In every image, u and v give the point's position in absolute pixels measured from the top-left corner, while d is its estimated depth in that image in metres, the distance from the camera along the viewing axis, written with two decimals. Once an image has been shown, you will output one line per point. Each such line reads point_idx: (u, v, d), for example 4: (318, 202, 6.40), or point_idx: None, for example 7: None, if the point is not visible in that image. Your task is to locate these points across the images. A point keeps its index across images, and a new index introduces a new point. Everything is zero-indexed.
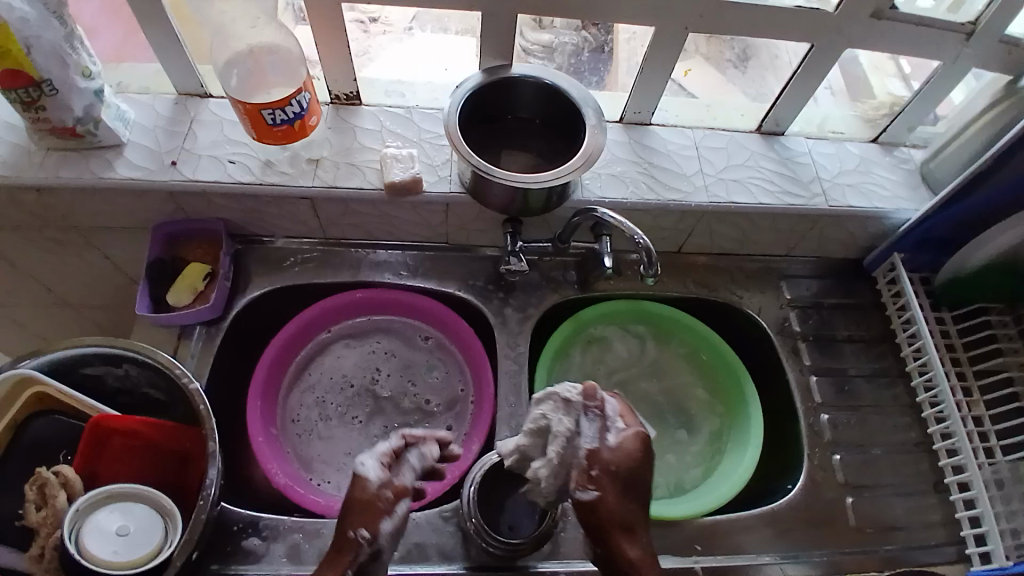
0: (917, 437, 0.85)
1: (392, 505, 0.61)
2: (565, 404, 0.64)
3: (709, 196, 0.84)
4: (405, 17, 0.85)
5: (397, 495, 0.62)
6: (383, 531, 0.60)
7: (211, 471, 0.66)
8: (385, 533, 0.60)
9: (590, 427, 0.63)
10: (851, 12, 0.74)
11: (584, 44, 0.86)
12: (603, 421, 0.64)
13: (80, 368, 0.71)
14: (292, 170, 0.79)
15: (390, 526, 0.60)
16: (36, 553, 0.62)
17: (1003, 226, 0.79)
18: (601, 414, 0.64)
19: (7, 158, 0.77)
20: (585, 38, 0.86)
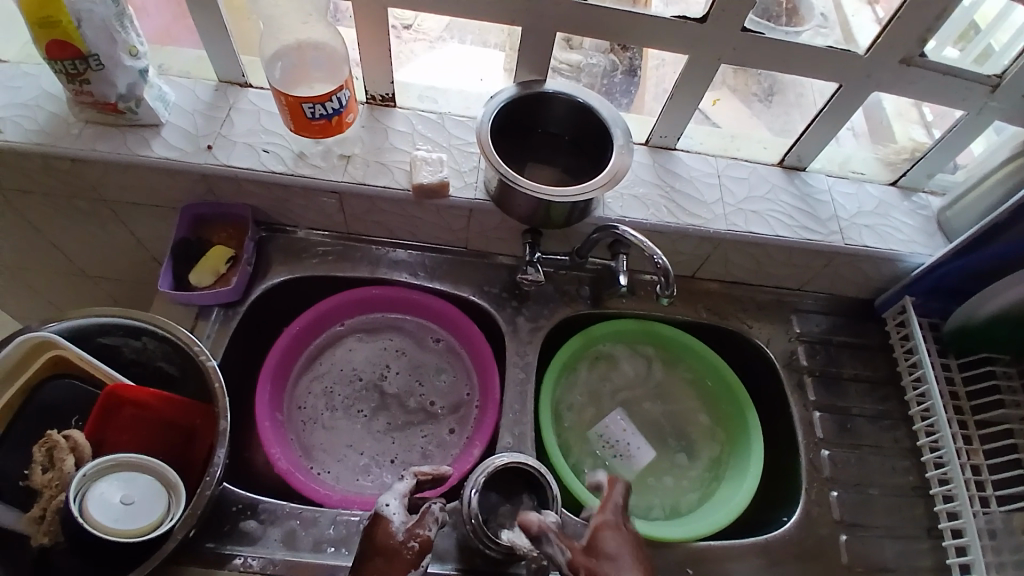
0: (916, 481, 0.85)
1: (419, 557, 0.63)
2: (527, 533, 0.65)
3: (727, 224, 0.85)
4: (439, 25, 0.86)
5: (422, 547, 0.64)
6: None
7: (219, 449, 0.67)
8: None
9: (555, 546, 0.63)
10: (880, 55, 0.76)
11: (612, 67, 0.88)
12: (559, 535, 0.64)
13: (99, 337, 0.73)
14: (323, 164, 0.81)
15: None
16: (37, 515, 0.64)
17: (1012, 278, 0.80)
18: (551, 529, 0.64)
19: (48, 127, 0.80)
20: (614, 61, 0.87)
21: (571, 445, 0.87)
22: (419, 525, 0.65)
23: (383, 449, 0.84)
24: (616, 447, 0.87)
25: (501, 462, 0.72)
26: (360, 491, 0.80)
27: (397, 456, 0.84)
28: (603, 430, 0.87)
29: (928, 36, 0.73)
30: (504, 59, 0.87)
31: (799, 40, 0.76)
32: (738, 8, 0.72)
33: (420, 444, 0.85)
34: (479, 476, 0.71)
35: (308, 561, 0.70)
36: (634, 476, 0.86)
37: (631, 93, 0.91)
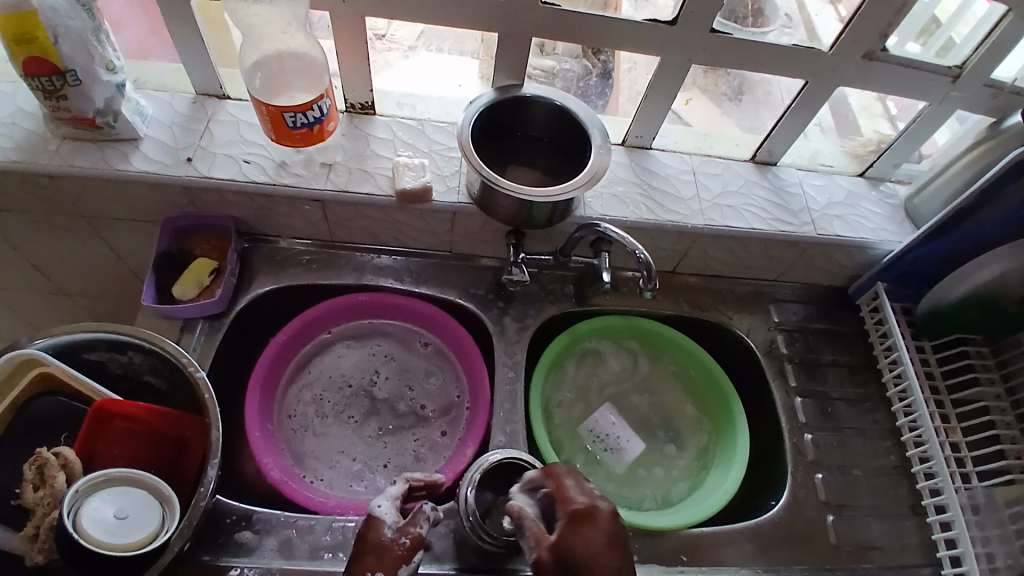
0: (896, 461, 0.88)
1: (410, 553, 0.63)
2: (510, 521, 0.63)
3: (704, 219, 0.87)
4: (412, 34, 0.90)
5: (413, 544, 0.64)
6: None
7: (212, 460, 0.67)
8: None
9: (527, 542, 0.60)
10: (844, 52, 0.79)
11: (586, 72, 0.91)
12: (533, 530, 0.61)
13: (84, 353, 0.72)
14: (306, 172, 0.82)
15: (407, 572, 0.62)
16: (30, 533, 0.63)
17: (982, 261, 0.83)
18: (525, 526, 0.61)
19: (24, 144, 0.79)
20: (587, 67, 0.91)
21: (563, 441, 0.88)
22: (411, 523, 0.65)
23: (376, 454, 0.84)
24: (607, 441, 0.87)
25: (494, 459, 0.73)
26: (354, 496, 0.80)
27: (390, 460, 0.84)
28: (593, 425, 0.88)
29: (889, 32, 0.76)
30: (478, 67, 0.92)
31: (763, 38, 0.79)
32: (708, 9, 0.74)
33: (412, 448, 0.85)
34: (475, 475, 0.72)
35: (305, 569, 0.70)
36: (626, 468, 0.87)
37: (601, 95, 0.93)
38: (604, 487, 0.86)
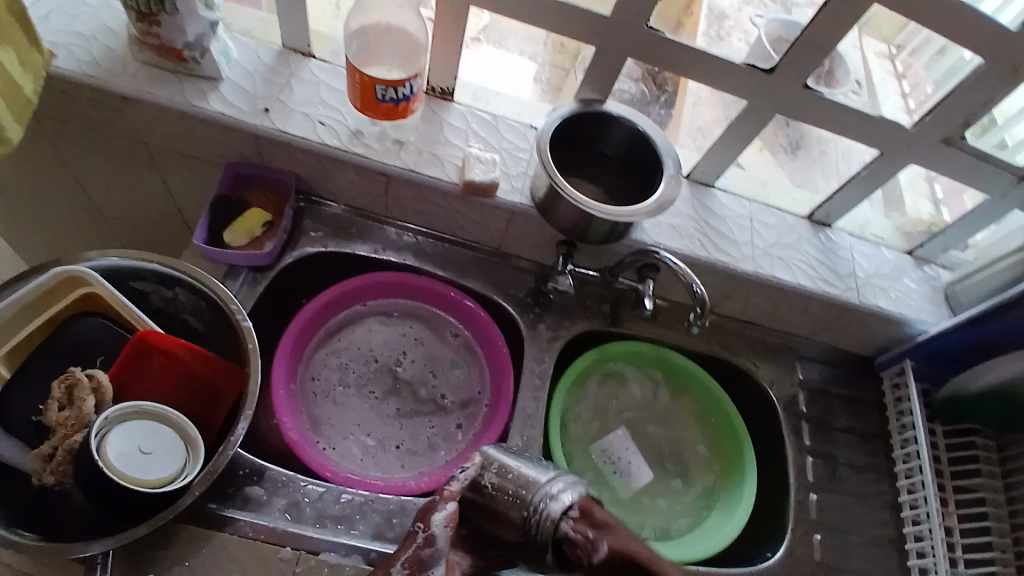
0: (893, 536, 0.89)
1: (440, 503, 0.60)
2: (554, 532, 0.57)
3: (754, 265, 0.88)
4: (476, 25, 0.88)
5: (444, 495, 0.61)
6: (433, 520, 0.59)
7: (240, 424, 0.65)
8: (438, 521, 0.59)
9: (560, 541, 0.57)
10: (923, 132, 0.80)
11: (643, 98, 0.91)
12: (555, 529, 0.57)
13: (132, 281, 0.72)
14: (377, 146, 0.82)
15: (441, 516, 0.59)
16: (45, 453, 0.63)
17: (999, 360, 0.85)
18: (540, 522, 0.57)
19: (103, 62, 0.79)
20: (642, 91, 0.91)
21: (574, 455, 0.89)
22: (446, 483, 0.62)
23: (390, 434, 0.85)
24: (617, 464, 0.89)
25: (572, 496, 0.58)
26: (364, 471, 0.80)
27: (404, 442, 0.84)
28: (606, 445, 0.90)
29: (971, 122, 0.78)
30: (537, 70, 0.92)
31: (832, 98, 0.80)
32: (804, 64, 0.76)
33: (427, 435, 0.86)
34: (545, 499, 0.58)
35: (309, 534, 0.70)
36: (630, 494, 0.88)
37: (667, 122, 0.92)
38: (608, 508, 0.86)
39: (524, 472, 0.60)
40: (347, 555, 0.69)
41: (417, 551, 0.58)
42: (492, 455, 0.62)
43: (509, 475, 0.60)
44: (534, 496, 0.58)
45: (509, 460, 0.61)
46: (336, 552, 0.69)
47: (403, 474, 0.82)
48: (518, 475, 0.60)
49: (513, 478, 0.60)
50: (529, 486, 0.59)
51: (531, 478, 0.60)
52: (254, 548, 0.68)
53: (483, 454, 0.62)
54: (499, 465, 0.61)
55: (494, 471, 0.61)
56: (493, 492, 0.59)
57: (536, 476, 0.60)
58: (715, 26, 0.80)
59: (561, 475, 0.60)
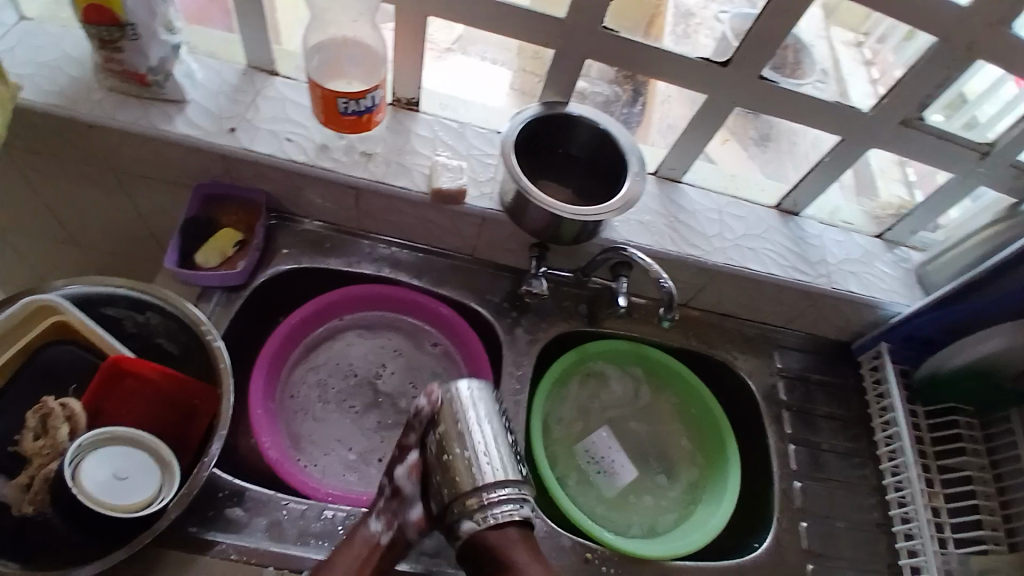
0: (879, 518, 0.89)
1: (403, 455, 0.68)
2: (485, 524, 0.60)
3: (725, 257, 0.89)
4: (450, 36, 0.89)
5: (404, 448, 0.68)
6: (397, 474, 0.67)
7: (213, 446, 0.65)
8: (400, 475, 0.67)
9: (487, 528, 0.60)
10: (881, 115, 0.82)
11: (615, 98, 0.92)
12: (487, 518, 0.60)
13: (103, 307, 0.72)
14: (345, 159, 0.83)
15: (404, 470, 0.67)
16: (23, 483, 0.63)
17: (981, 336, 0.84)
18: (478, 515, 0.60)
19: (65, 90, 0.79)
20: (617, 94, 0.91)
21: (558, 457, 0.89)
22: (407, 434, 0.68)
23: (372, 446, 0.85)
24: (600, 464, 0.89)
25: (501, 518, 0.59)
26: (348, 486, 0.80)
27: (386, 454, 0.84)
28: (589, 445, 0.90)
29: (928, 102, 0.80)
30: (510, 78, 0.92)
31: (801, 89, 0.81)
32: (761, 55, 0.77)
33: None
34: (479, 503, 0.60)
35: (292, 554, 0.69)
36: (617, 493, 0.88)
37: (639, 124, 0.94)
38: (595, 509, 0.86)
39: (475, 462, 0.61)
40: None
41: (386, 497, 0.68)
42: (460, 400, 0.65)
43: (462, 450, 0.62)
44: (473, 495, 0.60)
45: (469, 430, 0.63)
46: None
47: None
48: (467, 465, 0.61)
49: (463, 458, 0.62)
50: (474, 478, 0.61)
51: (480, 471, 0.61)
52: (235, 569, 0.68)
53: (450, 401, 0.65)
54: (454, 434, 0.63)
55: (449, 431, 0.64)
56: (441, 458, 0.63)
57: (486, 471, 0.61)
58: (681, 24, 0.80)
59: (507, 490, 0.61)
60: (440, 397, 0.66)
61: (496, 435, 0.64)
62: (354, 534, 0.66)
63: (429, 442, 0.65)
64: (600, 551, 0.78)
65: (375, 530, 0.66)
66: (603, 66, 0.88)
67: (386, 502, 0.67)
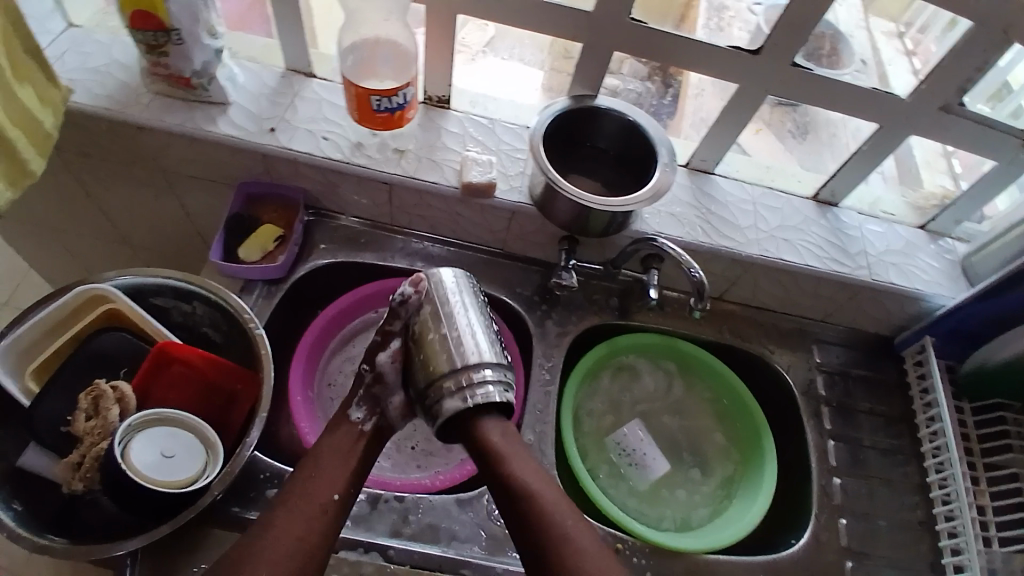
0: (922, 516, 0.86)
1: (384, 343, 0.68)
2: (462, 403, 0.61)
3: (759, 249, 0.88)
4: (482, 40, 0.93)
5: (385, 337, 0.69)
6: (378, 361, 0.68)
7: (252, 431, 0.68)
8: (382, 362, 0.68)
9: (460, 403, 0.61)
10: (918, 100, 0.79)
11: (645, 92, 0.92)
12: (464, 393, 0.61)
13: (152, 298, 0.77)
14: (378, 156, 0.85)
15: (386, 356, 0.68)
16: (74, 462, 0.67)
17: (1010, 335, 0.83)
18: (457, 391, 0.61)
19: (117, 95, 0.83)
20: (649, 89, 0.92)
21: (589, 449, 0.89)
22: (388, 323, 0.69)
23: (405, 435, 0.86)
24: (633, 456, 0.88)
25: (480, 398, 0.61)
26: (382, 472, 0.82)
27: (418, 443, 0.86)
28: (621, 438, 0.89)
29: (967, 87, 0.77)
30: (541, 79, 0.94)
31: (839, 78, 0.80)
32: (794, 42, 0.76)
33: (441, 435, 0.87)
34: (456, 384, 0.61)
35: None
36: (648, 486, 0.88)
37: (671, 115, 0.94)
38: (626, 501, 0.86)
39: (457, 344, 0.63)
40: (365, 552, 0.71)
41: (364, 387, 0.68)
42: (445, 286, 0.67)
43: (443, 333, 0.64)
44: (449, 375, 0.62)
45: (451, 315, 0.65)
46: (357, 550, 0.71)
47: (418, 474, 0.83)
48: (446, 348, 0.63)
49: (444, 342, 0.63)
50: (453, 359, 0.62)
51: (460, 354, 0.62)
52: None
53: (437, 289, 0.67)
54: (436, 320, 0.65)
55: (430, 315, 0.65)
56: (420, 342, 0.65)
57: (466, 354, 0.62)
58: (714, 18, 0.81)
59: (487, 372, 0.62)
60: (422, 284, 0.68)
61: (479, 321, 0.65)
62: (336, 426, 0.67)
63: (410, 328, 0.67)
64: (629, 542, 0.78)
65: (357, 420, 0.67)
66: (634, 62, 0.90)
67: (366, 390, 0.68)
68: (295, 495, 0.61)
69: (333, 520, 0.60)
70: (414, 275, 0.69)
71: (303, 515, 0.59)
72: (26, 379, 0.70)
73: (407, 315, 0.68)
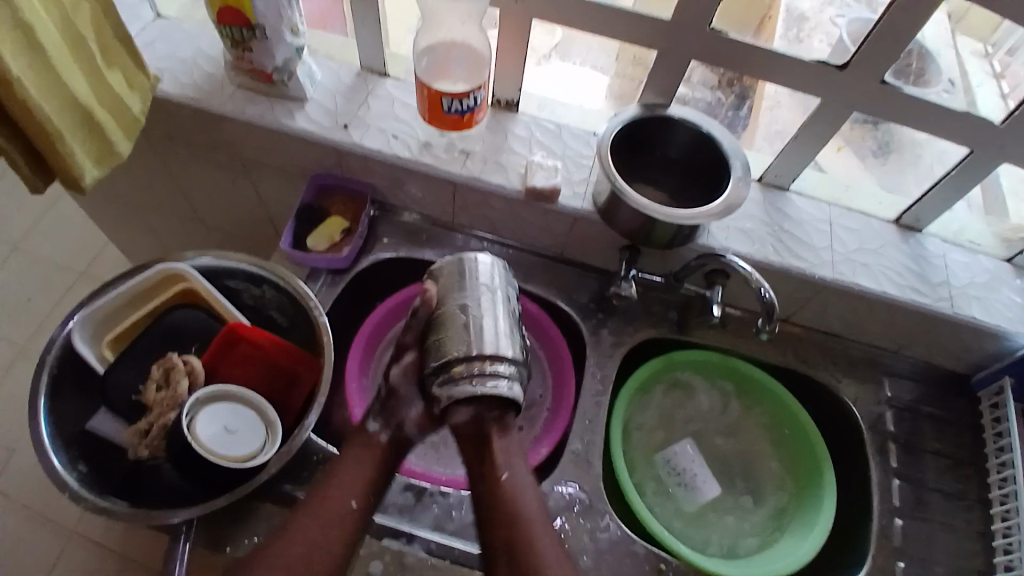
0: (983, 567, 0.81)
1: (398, 354, 0.69)
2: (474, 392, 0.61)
3: (834, 271, 0.85)
4: (549, 43, 0.91)
5: (402, 347, 0.69)
6: (391, 373, 0.68)
7: (311, 417, 0.70)
8: (396, 374, 0.68)
9: (468, 387, 0.61)
10: (1013, 126, 0.75)
11: (717, 102, 0.91)
12: (478, 379, 0.61)
13: (226, 279, 0.80)
14: (445, 156, 0.86)
15: (399, 368, 0.68)
16: (142, 428, 0.71)
17: None
18: (472, 379, 0.61)
19: (204, 86, 0.87)
20: (720, 99, 0.90)
21: (636, 464, 0.87)
22: (404, 335, 0.69)
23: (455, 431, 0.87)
24: (682, 476, 0.86)
25: (489, 388, 0.61)
26: (428, 467, 0.83)
27: None
28: (671, 456, 0.88)
29: None
30: (607, 83, 0.94)
31: (925, 98, 0.76)
32: (880, 58, 0.73)
33: None
34: (468, 370, 0.62)
35: (377, 522, 0.73)
36: (696, 509, 0.86)
37: (745, 128, 0.92)
38: (671, 522, 0.84)
39: (473, 333, 0.63)
40: (410, 543, 0.72)
41: (380, 399, 0.68)
42: (475, 271, 0.68)
43: (459, 326, 0.64)
44: (463, 361, 0.62)
45: (471, 311, 0.65)
46: (400, 539, 0.72)
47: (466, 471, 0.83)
48: (463, 332, 0.63)
49: (465, 328, 0.64)
50: (469, 346, 0.63)
51: (477, 342, 0.63)
52: None
53: (466, 274, 0.68)
54: (456, 317, 0.65)
55: (456, 310, 0.65)
56: (440, 325, 0.65)
57: (483, 343, 0.63)
58: (793, 28, 0.78)
59: (501, 364, 0.62)
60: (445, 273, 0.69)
61: (502, 316, 0.66)
62: (355, 436, 0.68)
63: (422, 334, 0.68)
64: (672, 563, 0.76)
65: (374, 431, 0.67)
66: (706, 71, 0.87)
67: (381, 404, 0.68)
68: (315, 503, 0.62)
69: (349, 527, 0.62)
70: (425, 286, 0.69)
71: (315, 530, 0.61)
72: (102, 347, 0.74)
73: (419, 325, 0.69)
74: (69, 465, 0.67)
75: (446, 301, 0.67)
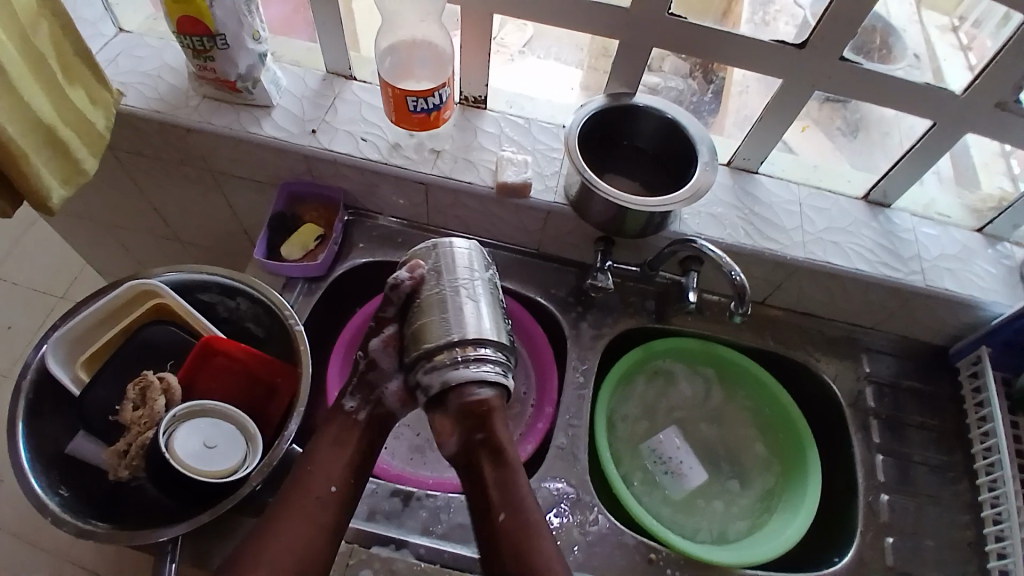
0: (971, 536, 0.82)
1: (379, 328, 0.67)
2: (460, 381, 0.59)
3: (805, 252, 0.85)
4: (521, 39, 0.90)
5: (381, 323, 0.67)
6: (371, 345, 0.67)
7: (291, 425, 0.69)
8: (375, 346, 0.66)
9: (456, 376, 0.59)
10: (975, 98, 0.76)
11: (687, 89, 0.90)
12: (463, 364, 0.60)
13: (198, 292, 0.79)
14: (415, 156, 0.86)
15: (379, 341, 0.66)
16: (121, 449, 0.69)
17: None
18: (456, 363, 0.60)
19: (166, 97, 0.86)
20: (689, 86, 0.89)
21: (622, 456, 0.87)
22: (385, 312, 0.67)
23: None
24: (668, 464, 0.86)
25: (477, 374, 0.59)
26: (415, 469, 0.82)
27: None
28: (656, 445, 0.87)
29: None
30: (579, 75, 0.92)
31: (890, 75, 0.77)
32: (841, 36, 0.73)
33: None
34: (453, 357, 0.60)
35: (365, 529, 0.73)
36: (684, 495, 0.86)
37: (713, 113, 0.91)
38: (660, 511, 0.84)
39: (453, 318, 0.61)
40: (398, 549, 0.72)
41: (360, 373, 0.67)
42: (450, 249, 0.67)
43: (441, 311, 0.62)
44: (446, 347, 0.60)
45: (450, 296, 0.63)
46: (389, 546, 0.72)
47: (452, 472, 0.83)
48: (443, 317, 0.62)
49: (445, 310, 0.62)
50: (450, 331, 0.61)
51: (459, 328, 0.61)
52: None
53: (444, 257, 0.66)
54: (436, 301, 0.63)
55: (436, 295, 0.64)
56: (421, 310, 0.63)
57: (465, 328, 0.61)
58: (758, 12, 0.78)
59: (484, 348, 0.60)
60: (428, 256, 0.67)
61: (484, 299, 0.64)
62: (333, 416, 0.67)
63: (405, 311, 0.66)
64: (664, 552, 0.76)
65: (351, 409, 0.66)
66: (676, 60, 0.86)
67: (361, 377, 0.67)
68: (292, 505, 0.61)
69: (332, 516, 0.61)
70: (414, 261, 0.67)
71: (294, 530, 0.60)
72: (76, 368, 0.72)
73: (400, 301, 0.66)
74: (49, 488, 0.66)
75: (428, 281, 0.65)
